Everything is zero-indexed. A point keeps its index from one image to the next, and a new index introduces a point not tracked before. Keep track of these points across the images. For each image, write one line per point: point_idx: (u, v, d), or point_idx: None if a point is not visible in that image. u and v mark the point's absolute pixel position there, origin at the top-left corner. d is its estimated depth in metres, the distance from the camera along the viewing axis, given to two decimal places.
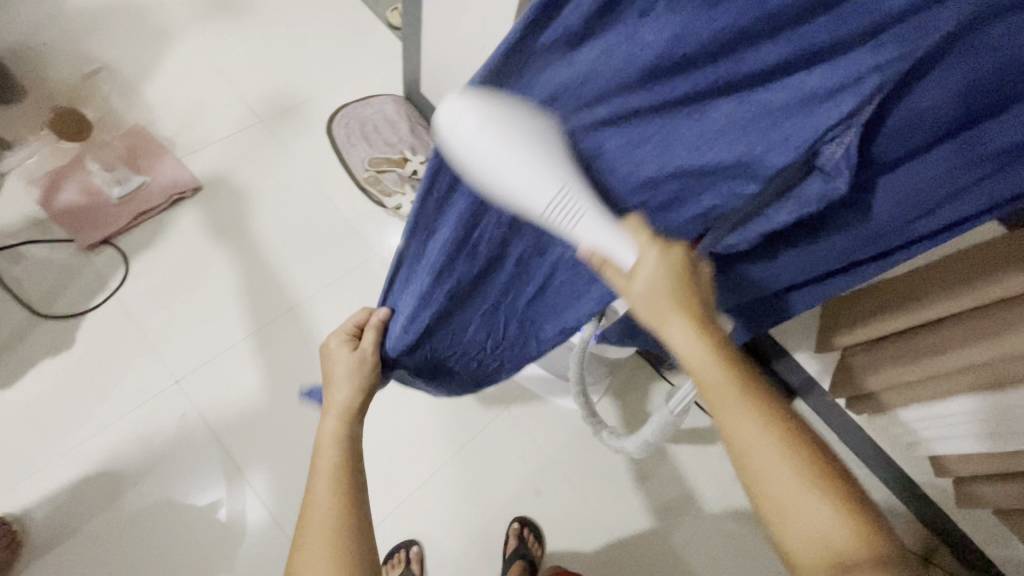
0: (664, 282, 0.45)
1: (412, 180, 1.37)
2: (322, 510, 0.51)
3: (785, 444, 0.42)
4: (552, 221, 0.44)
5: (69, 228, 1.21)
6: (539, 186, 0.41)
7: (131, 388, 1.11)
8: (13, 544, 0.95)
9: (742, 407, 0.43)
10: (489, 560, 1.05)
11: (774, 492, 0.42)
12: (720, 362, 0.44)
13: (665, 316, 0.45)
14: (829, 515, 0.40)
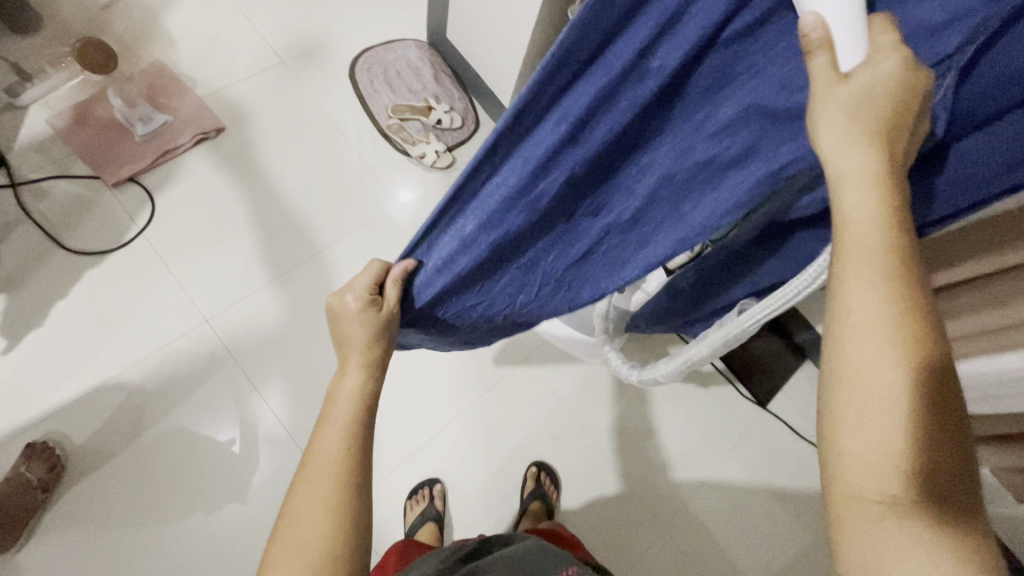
0: (871, 100, 0.36)
1: (436, 129, 1.36)
2: (327, 464, 0.51)
3: (915, 343, 0.34)
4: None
5: (94, 165, 1.21)
6: None
7: (161, 324, 1.13)
8: (58, 468, 0.99)
9: (882, 273, 0.35)
10: (508, 499, 1.10)
11: (862, 384, 0.34)
12: (883, 223, 0.36)
13: (854, 143, 0.36)
14: (902, 444, 0.33)
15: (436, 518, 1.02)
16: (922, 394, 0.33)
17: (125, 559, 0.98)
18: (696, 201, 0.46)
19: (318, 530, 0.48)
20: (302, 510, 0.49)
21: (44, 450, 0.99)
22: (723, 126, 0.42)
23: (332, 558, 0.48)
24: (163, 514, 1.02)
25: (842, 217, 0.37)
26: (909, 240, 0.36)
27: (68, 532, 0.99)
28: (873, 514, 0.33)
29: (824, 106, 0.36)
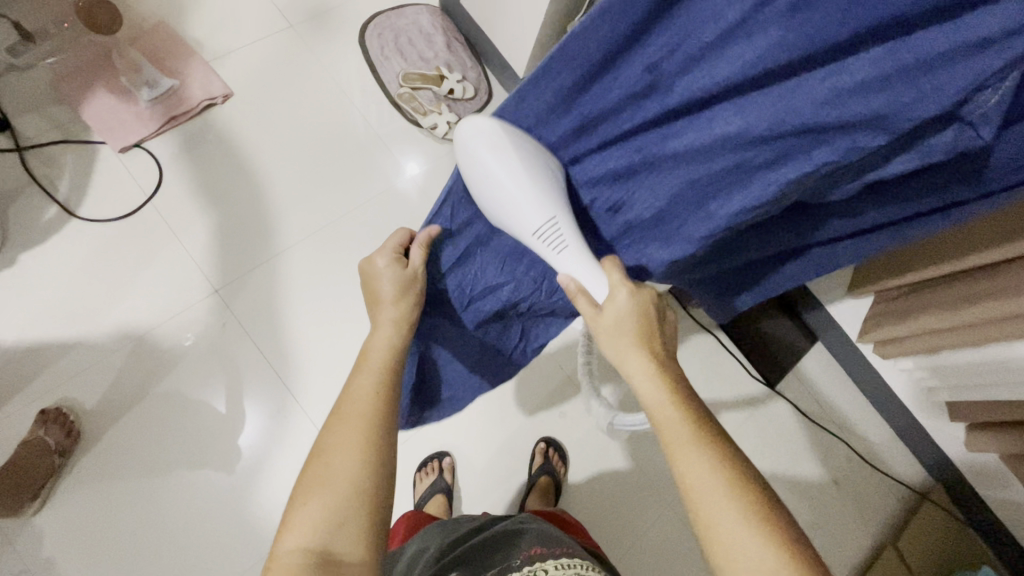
0: (633, 320, 0.51)
1: (448, 100, 1.32)
2: (361, 404, 0.51)
3: (738, 490, 0.44)
4: (542, 245, 0.50)
5: (100, 130, 1.19)
6: (536, 212, 0.47)
7: (169, 293, 1.13)
8: (74, 434, 1.00)
9: (698, 450, 0.46)
10: (515, 473, 1.11)
11: (719, 527, 0.44)
12: (678, 411, 0.48)
13: (622, 353, 0.51)
14: (771, 553, 0.42)
15: (445, 491, 1.03)
16: (762, 515, 0.44)
17: (140, 524, 1.00)
18: (723, 198, 0.47)
19: (350, 467, 0.47)
20: (333, 445, 0.49)
21: (59, 416, 1.00)
22: (752, 138, 0.40)
23: (362, 494, 0.47)
24: (176, 481, 1.03)
25: (648, 412, 0.49)
26: (699, 410, 0.49)
27: (84, 495, 1.00)
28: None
29: (596, 333, 0.52)
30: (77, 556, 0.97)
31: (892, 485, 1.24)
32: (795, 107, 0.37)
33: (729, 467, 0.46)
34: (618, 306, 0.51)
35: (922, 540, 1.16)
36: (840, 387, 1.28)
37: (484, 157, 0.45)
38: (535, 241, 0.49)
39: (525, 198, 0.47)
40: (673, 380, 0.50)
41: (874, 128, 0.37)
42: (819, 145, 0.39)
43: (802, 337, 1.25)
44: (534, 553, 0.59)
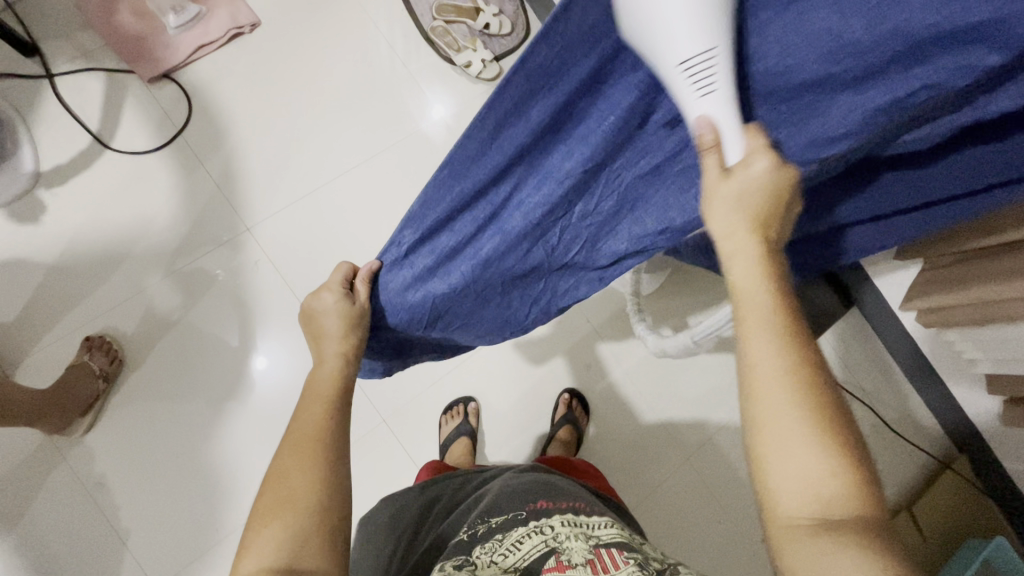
0: (751, 198, 0.44)
1: (483, 35, 1.26)
2: (309, 428, 0.51)
3: (805, 387, 0.40)
4: (685, 80, 0.42)
5: (129, 58, 1.17)
6: (707, 35, 0.41)
7: (200, 228, 1.13)
8: (116, 361, 1.05)
9: (778, 337, 0.41)
10: (537, 421, 1.13)
11: (782, 422, 0.39)
12: (766, 287, 0.43)
13: (732, 224, 0.44)
14: (826, 468, 0.38)
15: (469, 434, 1.06)
16: (827, 422, 0.39)
17: (176, 453, 1.05)
18: (793, 126, 0.46)
19: (299, 489, 0.47)
20: (286, 470, 0.48)
21: (103, 344, 1.05)
22: (843, 45, 0.40)
23: (322, 508, 0.47)
24: (207, 415, 1.07)
25: (734, 293, 0.44)
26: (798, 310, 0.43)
27: (127, 420, 1.06)
28: (805, 533, 0.37)
29: (711, 198, 0.44)
30: (123, 477, 1.03)
31: (915, 454, 1.24)
32: (898, 31, 0.37)
33: (806, 373, 0.40)
34: (750, 173, 0.43)
35: (940, 508, 1.17)
36: (872, 351, 1.25)
37: None
38: (679, 75, 0.42)
39: (680, 11, 0.40)
40: (780, 277, 0.44)
41: (993, 41, 0.35)
42: (916, 64, 0.39)
43: (841, 305, 1.21)
44: (539, 507, 0.57)
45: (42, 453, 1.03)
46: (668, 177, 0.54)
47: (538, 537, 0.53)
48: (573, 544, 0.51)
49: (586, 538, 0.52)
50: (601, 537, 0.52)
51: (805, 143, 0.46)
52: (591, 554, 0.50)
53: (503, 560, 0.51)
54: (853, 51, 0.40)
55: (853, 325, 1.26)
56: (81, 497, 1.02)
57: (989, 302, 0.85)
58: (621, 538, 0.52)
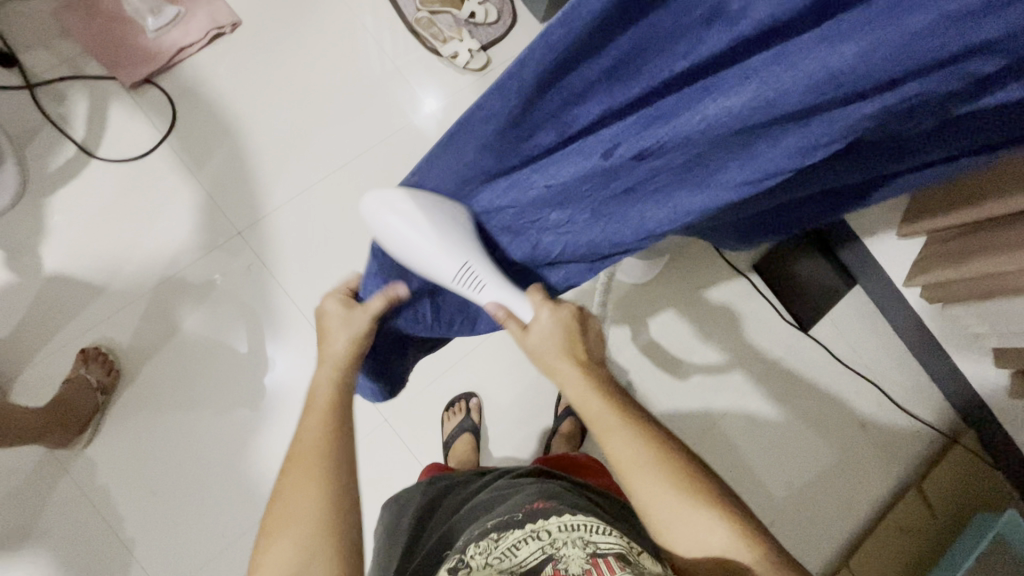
0: (557, 336, 0.55)
1: (469, 24, 1.24)
2: (311, 441, 0.49)
3: (662, 468, 0.49)
4: (462, 287, 0.56)
5: (109, 64, 1.15)
6: (448, 263, 0.54)
7: (190, 234, 1.12)
8: (113, 372, 1.04)
9: (624, 435, 0.50)
10: (541, 413, 1.12)
11: (659, 505, 0.48)
12: (599, 397, 0.52)
13: (553, 366, 0.55)
14: (708, 526, 0.47)
15: (471, 429, 1.06)
16: (692, 491, 0.48)
17: (179, 461, 1.05)
18: (769, 141, 0.38)
19: (306, 505, 0.46)
20: (290, 487, 0.47)
21: (98, 355, 1.04)
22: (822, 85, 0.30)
23: (329, 525, 0.45)
24: (208, 422, 1.07)
25: (577, 406, 0.53)
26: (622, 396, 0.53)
27: (128, 431, 1.05)
28: (713, 575, 0.47)
29: (528, 350, 0.56)
30: (126, 488, 1.03)
31: (925, 431, 1.22)
32: (900, 51, 0.27)
33: (659, 458, 0.49)
34: (543, 326, 0.56)
35: (945, 483, 1.17)
36: (875, 328, 1.24)
37: (396, 223, 0.54)
38: (455, 282, 0.56)
39: (435, 247, 0.53)
40: (604, 381, 0.54)
41: (1006, 47, 0.27)
42: (914, 79, 0.30)
43: (841, 282, 1.21)
44: (534, 511, 0.55)
45: (44, 467, 1.02)
46: (643, 193, 0.47)
47: (535, 542, 0.51)
48: (570, 551, 0.49)
49: (583, 545, 0.49)
50: (600, 546, 0.49)
51: (784, 155, 0.38)
52: (588, 563, 0.47)
53: (499, 562, 0.50)
54: (830, 90, 0.30)
55: (856, 303, 1.24)
56: (85, 510, 1.02)
57: (995, 275, 0.84)
58: (619, 548, 0.48)
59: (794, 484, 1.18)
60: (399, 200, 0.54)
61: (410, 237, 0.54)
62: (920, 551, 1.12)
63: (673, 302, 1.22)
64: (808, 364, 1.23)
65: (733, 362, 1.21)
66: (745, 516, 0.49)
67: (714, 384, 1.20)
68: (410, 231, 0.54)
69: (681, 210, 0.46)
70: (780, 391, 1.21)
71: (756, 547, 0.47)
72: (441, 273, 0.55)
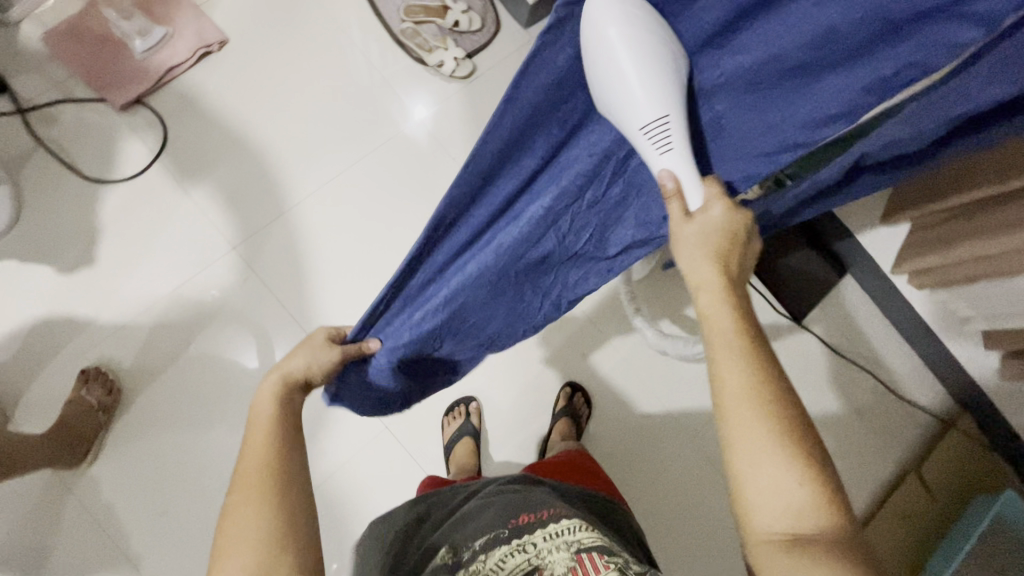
0: (718, 236, 0.50)
1: (454, 33, 1.25)
2: (254, 461, 0.48)
3: (770, 403, 0.43)
4: (650, 144, 0.52)
5: (99, 86, 1.16)
6: (650, 108, 0.50)
7: (186, 250, 1.13)
8: (114, 392, 1.05)
9: (741, 356, 0.45)
10: (539, 415, 1.13)
11: (746, 441, 0.43)
12: (730, 311, 0.47)
13: (697, 265, 0.49)
14: (794, 479, 0.41)
15: (471, 434, 1.06)
16: (791, 440, 0.42)
17: (183, 477, 1.05)
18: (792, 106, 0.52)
19: (248, 529, 0.44)
20: (233, 511, 0.45)
21: (99, 375, 1.05)
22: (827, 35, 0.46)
23: (278, 545, 0.44)
24: (211, 437, 1.07)
25: (702, 316, 0.48)
26: (754, 323, 0.47)
27: (131, 449, 1.06)
28: (777, 543, 0.41)
29: (680, 239, 0.51)
30: (131, 506, 1.03)
31: (921, 417, 1.23)
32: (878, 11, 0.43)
33: (768, 397, 0.43)
34: (710, 218, 0.51)
35: (945, 468, 1.17)
36: (867, 316, 1.25)
37: (616, 43, 0.46)
38: (645, 136, 0.51)
39: (638, 89, 0.49)
40: (743, 307, 0.48)
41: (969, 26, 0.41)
42: (889, 48, 0.45)
43: (834, 273, 1.17)
44: (520, 524, 0.58)
45: (49, 488, 1.03)
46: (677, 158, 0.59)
47: (521, 556, 0.55)
48: (555, 557, 0.54)
49: (568, 547, 0.54)
50: (582, 541, 0.54)
51: (802, 122, 0.53)
52: (572, 562, 0.53)
53: None
54: (835, 41, 0.46)
55: (847, 292, 1.26)
56: (92, 529, 1.02)
57: (979, 260, 0.85)
58: (602, 542, 0.54)
59: None
60: (626, 16, 0.46)
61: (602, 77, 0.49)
62: (922, 536, 1.13)
63: None
64: (803, 355, 1.24)
65: None
66: (834, 486, 0.42)
67: None
68: (608, 64, 0.48)
69: (720, 173, 0.57)
70: None
71: (832, 522, 0.41)
72: (635, 111, 0.50)
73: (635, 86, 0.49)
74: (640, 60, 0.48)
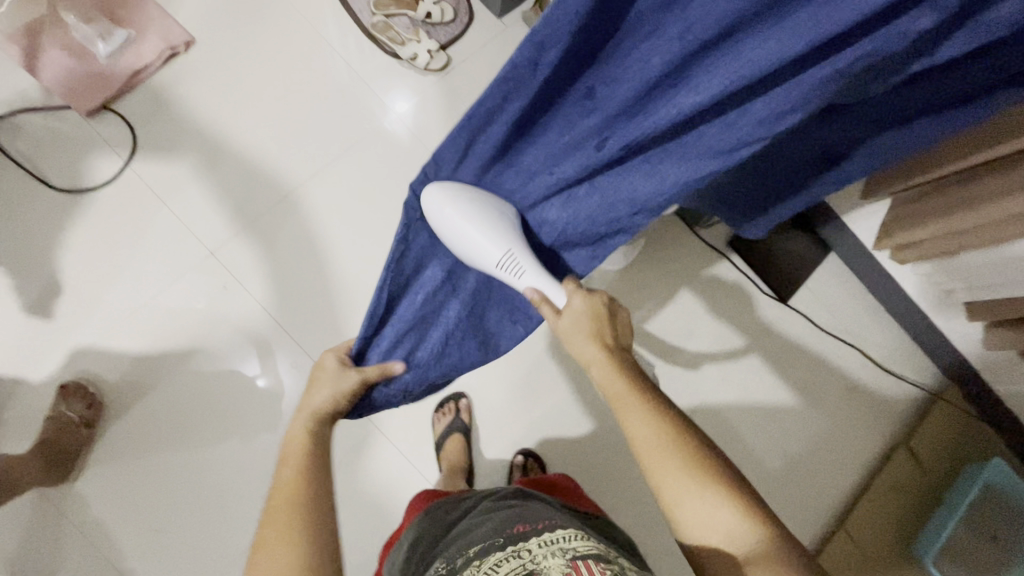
0: (589, 317, 0.58)
1: (426, 25, 1.23)
2: (284, 492, 0.51)
3: (680, 447, 0.50)
4: (504, 273, 0.60)
5: (62, 93, 1.13)
6: (492, 249, 0.58)
7: (163, 258, 1.11)
8: (96, 406, 1.03)
9: (641, 410, 0.52)
10: (530, 407, 1.13)
11: (670, 484, 0.49)
12: (618, 377, 0.54)
13: (580, 348, 0.57)
14: (723, 511, 0.47)
15: (463, 429, 1.08)
16: (712, 476, 0.49)
17: (172, 489, 1.04)
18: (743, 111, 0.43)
19: (274, 560, 0.46)
20: (263, 542, 0.48)
21: (78, 390, 1.02)
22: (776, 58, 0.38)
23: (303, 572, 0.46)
24: (199, 447, 1.06)
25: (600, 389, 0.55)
26: (646, 380, 0.55)
27: (117, 463, 1.04)
28: (733, 564, 0.47)
29: (562, 334, 0.58)
30: (121, 520, 1.02)
31: (911, 390, 1.23)
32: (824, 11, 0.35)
33: (679, 441, 0.51)
34: (575, 310, 0.58)
35: (934, 441, 1.19)
36: (853, 293, 1.25)
37: (440, 213, 0.57)
38: (499, 270, 0.59)
39: (480, 239, 0.58)
40: (628, 365, 0.56)
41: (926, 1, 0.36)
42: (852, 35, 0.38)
43: (819, 252, 1.24)
44: (516, 532, 0.57)
45: (34, 506, 1.01)
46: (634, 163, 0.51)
47: (516, 561, 0.52)
48: (550, 562, 0.51)
49: (562, 553, 0.51)
50: (576, 548, 0.52)
51: (757, 123, 0.42)
52: (567, 568, 0.49)
53: None
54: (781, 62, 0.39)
55: (832, 271, 1.26)
56: (81, 545, 1.01)
57: (958, 234, 0.86)
58: (597, 551, 0.51)
59: (787, 453, 1.19)
60: (448, 195, 0.58)
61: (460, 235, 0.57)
62: (909, 509, 1.16)
63: (653, 285, 1.22)
64: (791, 335, 1.24)
65: (717, 340, 1.22)
66: (753, 496, 0.49)
67: (700, 363, 1.21)
68: (461, 231, 0.57)
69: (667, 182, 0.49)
70: (767, 364, 1.22)
71: (776, 535, 0.47)
72: (484, 258, 0.59)
73: (479, 239, 0.58)
74: (474, 223, 0.57)
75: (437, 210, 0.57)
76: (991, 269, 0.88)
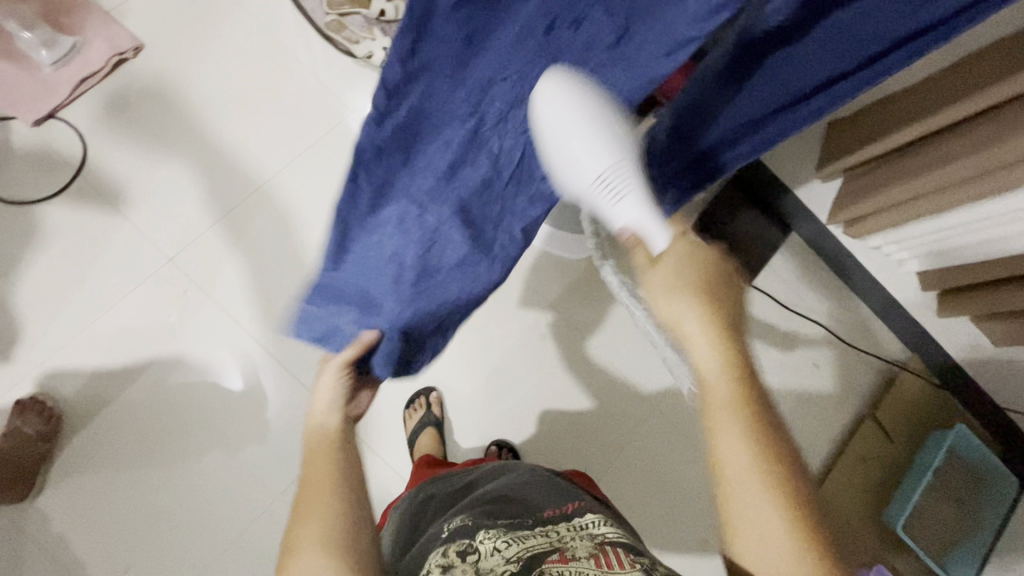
0: (690, 272, 0.51)
1: (380, 21, 1.16)
2: (321, 476, 0.51)
3: (770, 474, 0.45)
4: (598, 197, 0.51)
5: (6, 103, 1.10)
6: (590, 165, 0.49)
7: (119, 266, 1.09)
8: (54, 420, 1.00)
9: (739, 426, 0.46)
10: (502, 398, 1.13)
11: (745, 513, 0.46)
12: (729, 379, 0.47)
13: (678, 316, 0.49)
14: (793, 555, 0.44)
15: (435, 423, 1.06)
16: (796, 515, 0.45)
17: (139, 500, 1.02)
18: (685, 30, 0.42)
19: (314, 536, 0.46)
20: (300, 520, 0.48)
21: (36, 404, 0.99)
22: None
23: (343, 544, 0.46)
24: (164, 456, 1.04)
25: (699, 380, 0.49)
26: (753, 382, 0.48)
27: (79, 478, 1.02)
28: None
29: (649, 282, 0.52)
30: (85, 536, 0.99)
31: (876, 362, 1.26)
32: None
33: (767, 460, 0.46)
34: (674, 258, 0.51)
35: (900, 409, 1.22)
36: (815, 270, 1.28)
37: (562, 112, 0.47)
38: (593, 189, 0.50)
39: (585, 150, 0.48)
40: (735, 353, 0.48)
41: None
42: None
43: (775, 229, 1.26)
44: (547, 516, 0.59)
45: None
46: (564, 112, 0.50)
47: (544, 538, 0.54)
48: (579, 543, 0.53)
49: (591, 537, 0.54)
50: (605, 535, 0.54)
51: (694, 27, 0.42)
52: (597, 549, 0.51)
53: (506, 548, 0.52)
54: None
55: (793, 249, 1.29)
56: (41, 565, 0.97)
57: (904, 205, 0.88)
58: (628, 539, 0.53)
59: None
60: (569, 91, 0.47)
61: (565, 134, 0.48)
62: (881, 477, 1.17)
63: None
64: (758, 314, 1.26)
65: None
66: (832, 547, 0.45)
67: None
68: (568, 131, 0.47)
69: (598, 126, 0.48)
70: None
71: None
72: (578, 177, 0.50)
73: (587, 146, 0.48)
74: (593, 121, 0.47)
75: (545, 109, 0.47)
76: (942, 237, 0.91)
